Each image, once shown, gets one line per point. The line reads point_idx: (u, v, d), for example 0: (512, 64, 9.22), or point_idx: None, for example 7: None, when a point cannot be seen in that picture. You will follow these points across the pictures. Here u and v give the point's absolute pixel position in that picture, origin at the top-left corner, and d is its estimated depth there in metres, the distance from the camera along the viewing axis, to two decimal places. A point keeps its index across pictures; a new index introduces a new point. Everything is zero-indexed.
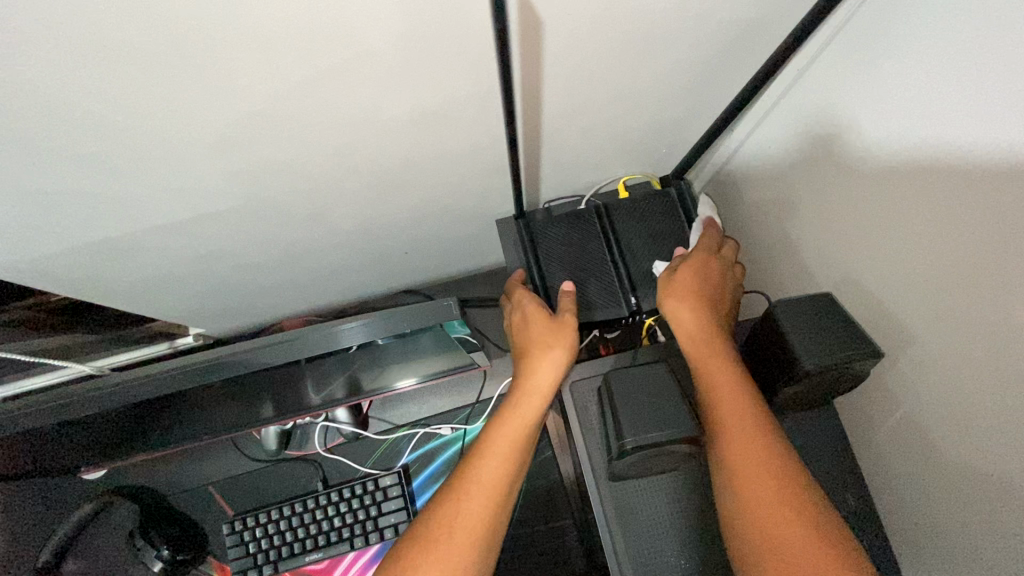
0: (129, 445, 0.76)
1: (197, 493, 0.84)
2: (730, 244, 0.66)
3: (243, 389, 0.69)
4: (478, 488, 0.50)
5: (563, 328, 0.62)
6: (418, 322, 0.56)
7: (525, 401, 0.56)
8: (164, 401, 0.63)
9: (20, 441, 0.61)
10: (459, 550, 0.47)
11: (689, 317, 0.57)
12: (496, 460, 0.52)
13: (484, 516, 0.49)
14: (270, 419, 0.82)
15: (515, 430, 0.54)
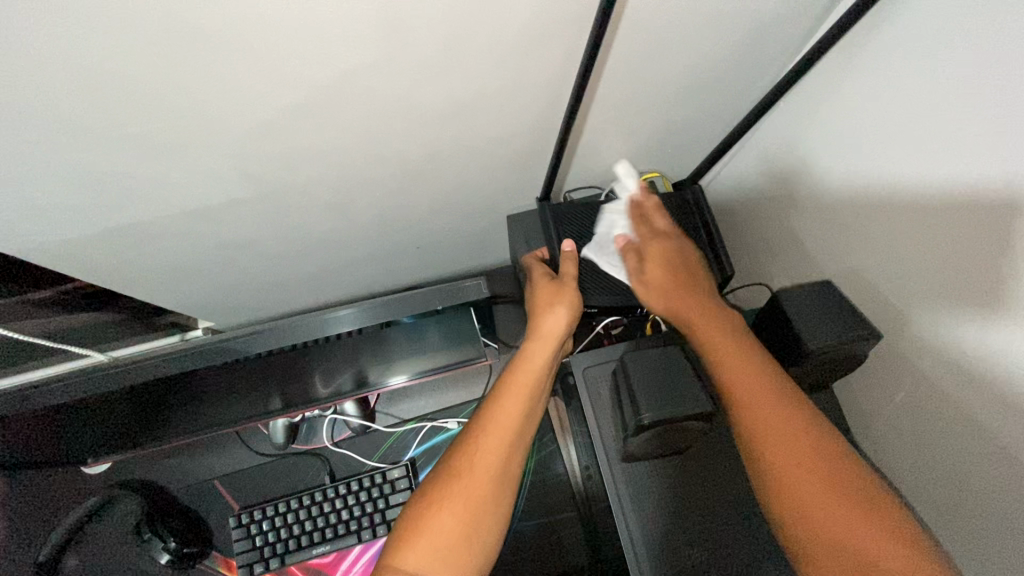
0: (137, 435, 0.76)
1: (200, 487, 0.84)
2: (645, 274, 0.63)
3: (255, 376, 0.70)
4: (495, 426, 0.55)
5: (565, 287, 0.65)
6: (444, 301, 0.58)
7: (533, 349, 0.61)
8: (177, 387, 0.63)
9: (37, 425, 0.61)
10: (479, 482, 0.52)
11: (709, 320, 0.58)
12: (508, 402, 0.56)
13: (499, 451, 0.53)
14: (277, 412, 0.82)
15: (525, 374, 0.58)
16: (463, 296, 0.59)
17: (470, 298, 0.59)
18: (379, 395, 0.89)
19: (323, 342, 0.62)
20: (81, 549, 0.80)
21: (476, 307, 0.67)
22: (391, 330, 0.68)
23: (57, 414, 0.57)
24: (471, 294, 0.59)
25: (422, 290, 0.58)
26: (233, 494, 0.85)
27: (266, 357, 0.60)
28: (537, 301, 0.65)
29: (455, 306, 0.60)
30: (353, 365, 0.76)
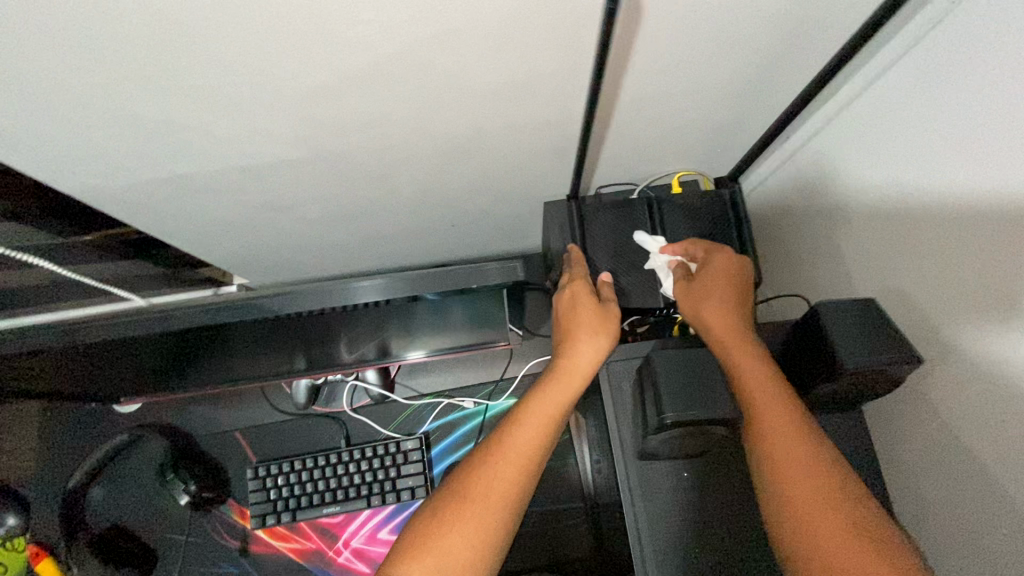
0: (171, 380, 0.79)
1: (222, 437, 0.87)
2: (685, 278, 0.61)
3: (284, 335, 0.71)
4: (513, 456, 0.52)
5: (606, 317, 0.61)
6: (457, 282, 0.55)
7: (563, 380, 0.57)
8: (208, 337, 0.65)
9: (75, 359, 0.63)
10: (492, 507, 0.50)
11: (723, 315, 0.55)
12: (528, 433, 0.54)
13: (514, 483, 0.51)
14: (301, 372, 0.84)
15: (552, 404, 0.56)
16: (498, 276, 0.55)
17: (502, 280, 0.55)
18: (400, 366, 0.90)
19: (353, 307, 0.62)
20: (107, 480, 0.84)
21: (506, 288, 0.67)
22: (417, 303, 0.68)
23: (95, 350, 0.60)
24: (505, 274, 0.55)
25: (439, 269, 0.55)
26: (253, 446, 0.87)
27: (296, 316, 0.61)
28: (577, 323, 0.61)
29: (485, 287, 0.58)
30: (377, 334, 0.78)
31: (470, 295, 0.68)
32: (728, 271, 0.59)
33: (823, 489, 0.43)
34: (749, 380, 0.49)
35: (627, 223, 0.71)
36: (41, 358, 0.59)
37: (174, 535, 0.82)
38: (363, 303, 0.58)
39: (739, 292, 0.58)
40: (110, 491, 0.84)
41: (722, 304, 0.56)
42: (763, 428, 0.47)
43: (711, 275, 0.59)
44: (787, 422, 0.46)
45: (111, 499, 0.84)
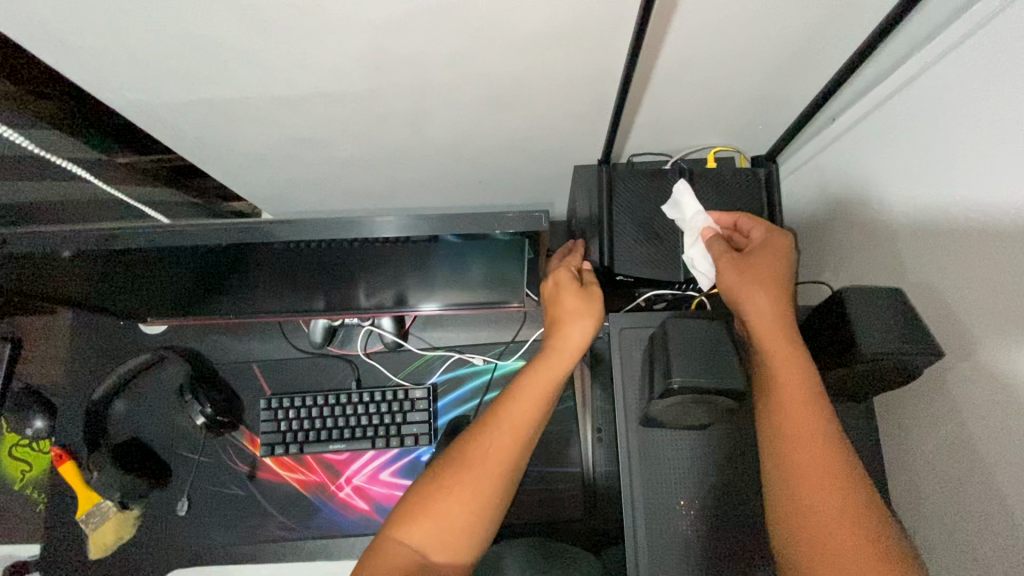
0: (196, 306, 0.82)
1: (240, 366, 0.90)
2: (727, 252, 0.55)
3: (306, 272, 0.73)
4: (506, 428, 0.54)
5: (591, 296, 0.60)
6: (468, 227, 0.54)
7: (552, 357, 0.58)
8: (235, 264, 0.67)
9: (101, 274, 0.65)
10: (486, 476, 0.53)
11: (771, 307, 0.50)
12: (520, 406, 0.55)
13: (509, 452, 0.54)
14: (319, 312, 0.86)
15: (543, 379, 0.56)
16: (513, 224, 0.54)
17: (519, 228, 0.54)
18: (415, 317, 0.92)
19: (374, 246, 0.63)
20: (128, 395, 0.88)
21: (526, 248, 0.67)
22: (437, 254, 0.69)
23: (126, 265, 0.61)
24: (523, 223, 0.54)
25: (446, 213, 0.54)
26: (267, 379, 0.90)
27: (319, 249, 0.63)
28: (562, 306, 0.60)
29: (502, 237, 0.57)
30: (396, 283, 0.79)
31: (488, 252, 0.68)
32: (779, 254, 0.53)
33: (846, 513, 0.43)
34: (782, 391, 0.48)
35: (657, 192, 0.69)
36: (68, 267, 0.61)
37: (188, 454, 0.86)
38: (383, 243, 0.59)
39: (788, 279, 0.52)
40: (130, 406, 0.88)
41: (767, 292, 0.51)
42: (793, 442, 0.46)
43: (760, 257, 0.54)
44: (815, 440, 0.46)
45: (130, 414, 0.88)
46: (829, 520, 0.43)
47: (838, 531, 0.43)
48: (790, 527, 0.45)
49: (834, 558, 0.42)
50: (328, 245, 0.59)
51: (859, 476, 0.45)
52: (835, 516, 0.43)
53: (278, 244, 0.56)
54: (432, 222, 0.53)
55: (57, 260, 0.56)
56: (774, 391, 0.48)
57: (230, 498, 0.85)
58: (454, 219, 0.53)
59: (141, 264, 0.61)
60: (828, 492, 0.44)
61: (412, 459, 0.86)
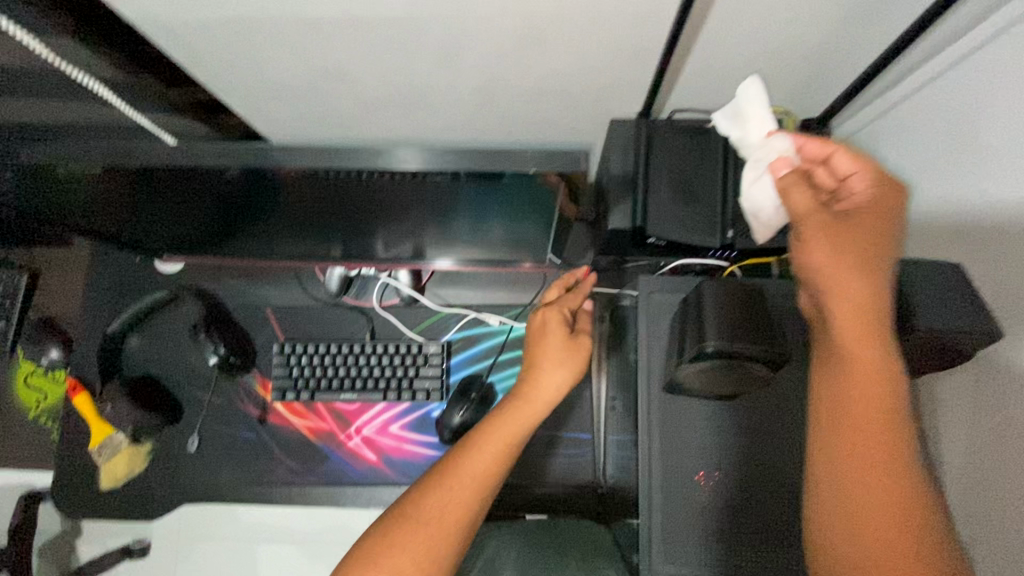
0: (215, 245, 0.81)
1: (254, 310, 0.89)
2: (808, 198, 0.46)
3: (322, 215, 0.69)
4: (468, 477, 0.56)
5: (578, 348, 0.66)
6: (492, 162, 0.50)
7: (521, 406, 0.61)
8: (249, 203, 0.64)
9: (118, 205, 0.64)
10: (446, 524, 0.53)
11: (860, 286, 0.43)
12: (484, 456, 0.57)
13: (469, 501, 0.55)
14: (337, 259, 0.85)
15: (507, 429, 0.59)
16: (553, 162, 0.48)
17: (545, 167, 0.48)
18: (433, 272, 0.90)
19: (392, 189, 0.60)
20: (143, 331, 0.88)
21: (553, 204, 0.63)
22: (460, 210, 0.67)
23: (138, 195, 0.59)
24: (556, 162, 0.48)
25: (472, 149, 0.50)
26: (281, 325, 0.89)
27: (334, 187, 0.59)
28: (546, 353, 0.66)
29: (524, 182, 0.53)
30: (411, 234, 0.77)
31: (511, 207, 0.64)
32: (880, 216, 0.45)
33: (900, 525, 0.42)
34: (851, 392, 0.44)
35: (699, 152, 0.64)
36: (84, 195, 0.60)
37: (200, 394, 0.86)
38: (402, 182, 0.55)
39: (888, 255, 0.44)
40: (144, 342, 0.88)
41: (863, 275, 0.43)
42: (847, 447, 0.44)
43: (859, 224, 0.45)
44: (877, 444, 0.43)
45: (144, 350, 0.88)
46: (880, 528, 0.42)
47: (893, 541, 0.42)
48: (835, 529, 0.44)
49: (882, 565, 0.42)
50: (342, 181, 0.55)
51: (916, 482, 0.43)
52: (889, 526, 0.42)
53: (293, 176, 0.53)
54: (457, 158, 0.50)
55: (69, 181, 0.54)
56: (841, 391, 0.44)
57: (240, 443, 0.85)
58: (478, 159, 0.50)
59: (154, 195, 0.59)
60: (885, 501, 0.43)
61: (422, 415, 0.85)
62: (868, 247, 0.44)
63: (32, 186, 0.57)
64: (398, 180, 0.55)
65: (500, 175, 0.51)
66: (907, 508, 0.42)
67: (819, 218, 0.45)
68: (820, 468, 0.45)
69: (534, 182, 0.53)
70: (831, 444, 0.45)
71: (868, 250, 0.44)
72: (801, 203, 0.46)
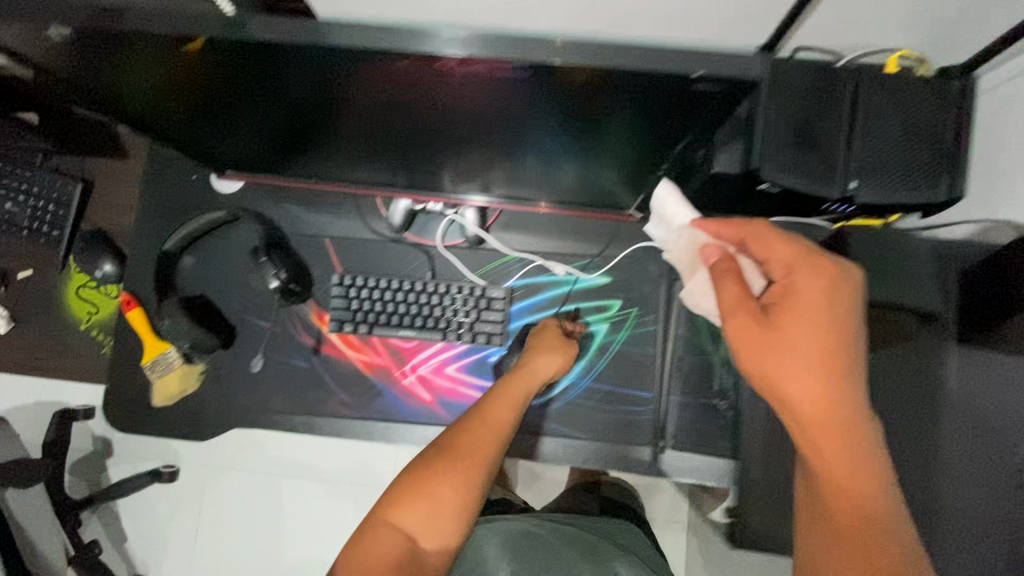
0: (285, 161, 0.76)
1: (313, 239, 0.86)
2: (733, 287, 0.49)
3: (396, 130, 0.62)
4: (487, 426, 0.64)
5: (566, 344, 0.78)
6: (643, 64, 0.43)
7: (524, 375, 0.71)
8: (318, 106, 0.57)
9: (191, 102, 0.59)
10: (471, 464, 0.61)
11: (809, 371, 0.47)
12: (498, 410, 0.66)
13: (491, 444, 0.63)
14: (403, 190, 0.81)
15: (517, 388, 0.69)
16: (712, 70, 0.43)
17: (665, 70, 0.43)
18: (500, 213, 0.85)
19: (484, 101, 0.52)
20: (198, 251, 0.86)
21: (674, 137, 0.56)
22: (548, 141, 0.61)
23: (211, 84, 0.53)
24: (720, 67, 0.42)
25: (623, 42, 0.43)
26: (339, 257, 0.86)
27: (415, 93, 0.51)
28: (541, 343, 0.77)
29: (637, 87, 0.45)
30: (485, 164, 0.71)
31: (625, 137, 0.57)
32: (825, 296, 0.47)
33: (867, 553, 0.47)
34: (829, 455, 0.48)
35: (821, 99, 0.57)
36: (157, 85, 0.54)
37: (254, 320, 0.84)
38: (502, 78, 0.47)
39: (839, 346, 0.47)
40: (198, 262, 0.85)
41: (813, 373, 0.47)
42: (832, 510, 0.49)
43: (793, 325, 0.47)
44: (852, 478, 0.48)
45: (197, 271, 0.85)
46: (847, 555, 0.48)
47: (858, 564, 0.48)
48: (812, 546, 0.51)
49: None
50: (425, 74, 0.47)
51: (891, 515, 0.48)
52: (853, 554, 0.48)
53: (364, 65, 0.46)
54: (600, 50, 0.43)
55: (139, 59, 0.48)
56: (822, 460, 0.49)
57: (293, 369, 0.84)
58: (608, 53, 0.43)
59: (231, 89, 0.54)
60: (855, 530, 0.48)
61: (482, 359, 0.83)
62: (820, 330, 0.47)
63: (97, 67, 0.51)
64: (498, 77, 0.47)
65: (610, 75, 0.44)
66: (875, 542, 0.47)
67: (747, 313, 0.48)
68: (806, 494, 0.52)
69: (656, 86, 0.45)
70: (815, 493, 0.50)
71: (813, 340, 0.47)
72: (727, 295, 0.49)
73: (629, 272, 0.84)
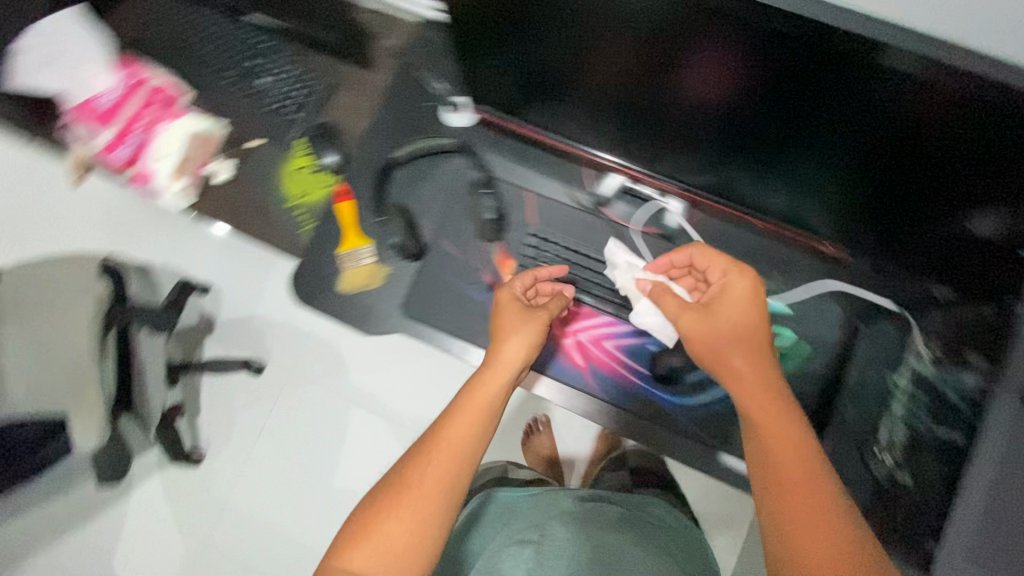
0: (531, 102, 0.79)
1: (516, 188, 0.91)
2: (669, 297, 0.63)
3: (684, 90, 0.62)
4: (447, 445, 0.59)
5: (537, 316, 0.70)
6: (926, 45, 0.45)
7: (488, 372, 0.65)
8: (611, 54, 0.61)
9: (483, 20, 0.64)
10: (433, 485, 0.58)
11: (736, 355, 0.57)
12: (461, 424, 0.60)
13: (450, 466, 0.58)
14: (621, 160, 0.83)
15: (479, 398, 0.62)
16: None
17: (948, 58, 0.45)
18: (705, 211, 0.86)
19: (732, 71, 0.55)
20: (411, 168, 0.93)
21: (938, 158, 0.54)
22: (773, 133, 0.62)
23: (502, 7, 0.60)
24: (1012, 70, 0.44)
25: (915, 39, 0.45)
26: (536, 211, 0.91)
27: (708, 46, 0.53)
28: (506, 323, 0.69)
29: (906, 83, 0.48)
30: (745, 160, 0.70)
31: (908, 154, 0.55)
32: (746, 300, 0.59)
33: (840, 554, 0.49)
34: (765, 425, 0.55)
35: None
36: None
37: (445, 244, 0.91)
38: (797, 41, 0.48)
39: (761, 328, 0.59)
40: (408, 177, 0.93)
41: (749, 349, 0.57)
42: (794, 514, 0.51)
43: (728, 314, 0.59)
44: (802, 476, 0.52)
45: (407, 185, 0.93)
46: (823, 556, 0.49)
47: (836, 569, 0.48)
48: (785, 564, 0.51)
49: None
50: (727, 25, 0.50)
51: (847, 512, 0.51)
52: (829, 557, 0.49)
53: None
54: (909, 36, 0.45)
55: None
56: (773, 467, 0.54)
57: (467, 299, 0.89)
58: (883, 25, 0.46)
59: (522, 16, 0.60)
60: (826, 534, 0.50)
61: (643, 345, 0.86)
62: (748, 325, 0.58)
63: None
64: (767, 35, 0.49)
65: (886, 51, 0.46)
66: (841, 543, 0.49)
67: (683, 316, 0.60)
68: (758, 504, 0.55)
69: (927, 84, 0.47)
70: (784, 503, 0.52)
71: (740, 325, 0.58)
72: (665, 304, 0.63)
73: (810, 308, 0.85)
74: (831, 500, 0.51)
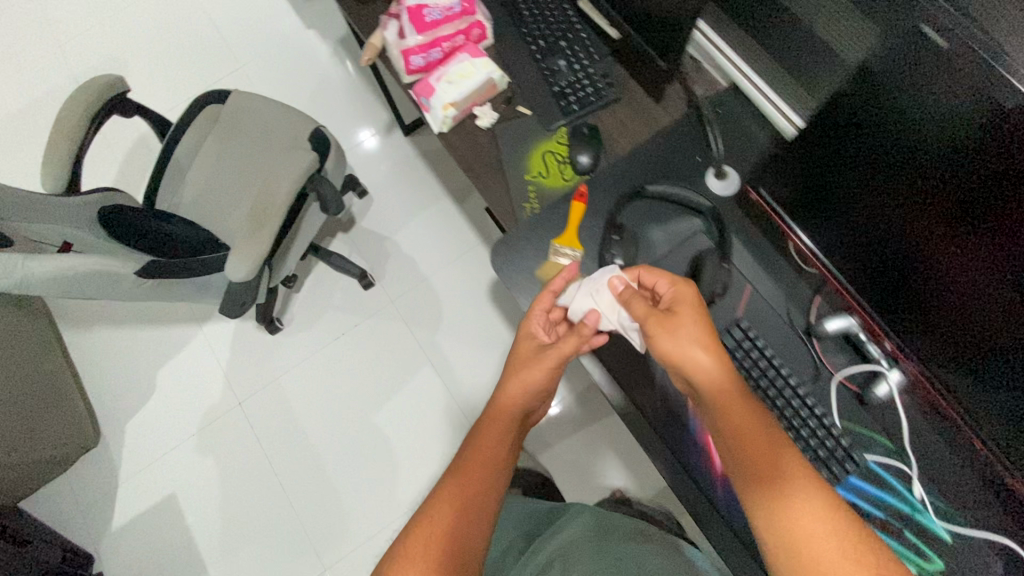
0: (822, 211, 0.78)
1: (740, 274, 0.90)
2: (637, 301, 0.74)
3: (961, 216, 0.61)
4: (446, 508, 0.70)
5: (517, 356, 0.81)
6: None
7: (483, 425, 0.79)
8: (918, 172, 0.63)
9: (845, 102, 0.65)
10: (443, 534, 0.67)
11: (691, 354, 0.67)
12: (453, 490, 0.71)
13: (452, 522, 0.68)
14: (877, 314, 0.78)
15: (469, 461, 0.74)
16: None
17: None
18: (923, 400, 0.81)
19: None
20: (652, 204, 0.94)
21: None
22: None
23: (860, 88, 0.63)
24: None
25: None
26: (746, 303, 0.89)
27: (1005, 157, 0.54)
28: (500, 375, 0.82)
29: None
30: (980, 345, 0.67)
31: None
32: (693, 304, 0.71)
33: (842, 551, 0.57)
34: (748, 445, 0.64)
35: None
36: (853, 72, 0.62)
37: None
38: None
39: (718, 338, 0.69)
40: (645, 210, 0.94)
41: (710, 358, 0.67)
42: (789, 528, 0.59)
43: (686, 319, 0.69)
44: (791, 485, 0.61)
45: (640, 216, 0.93)
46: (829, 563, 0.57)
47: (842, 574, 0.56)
48: None
49: None
50: None
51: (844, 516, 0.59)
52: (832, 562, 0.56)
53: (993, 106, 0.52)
54: None
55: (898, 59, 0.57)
56: (759, 489, 0.62)
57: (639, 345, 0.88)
58: None
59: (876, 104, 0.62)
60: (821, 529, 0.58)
61: None
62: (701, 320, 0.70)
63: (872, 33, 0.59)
64: None
65: None
66: (843, 550, 0.57)
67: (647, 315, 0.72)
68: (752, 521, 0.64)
69: None
70: (775, 516, 0.60)
71: (701, 327, 0.69)
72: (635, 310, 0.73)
73: (975, 553, 0.76)
74: (824, 510, 0.59)
